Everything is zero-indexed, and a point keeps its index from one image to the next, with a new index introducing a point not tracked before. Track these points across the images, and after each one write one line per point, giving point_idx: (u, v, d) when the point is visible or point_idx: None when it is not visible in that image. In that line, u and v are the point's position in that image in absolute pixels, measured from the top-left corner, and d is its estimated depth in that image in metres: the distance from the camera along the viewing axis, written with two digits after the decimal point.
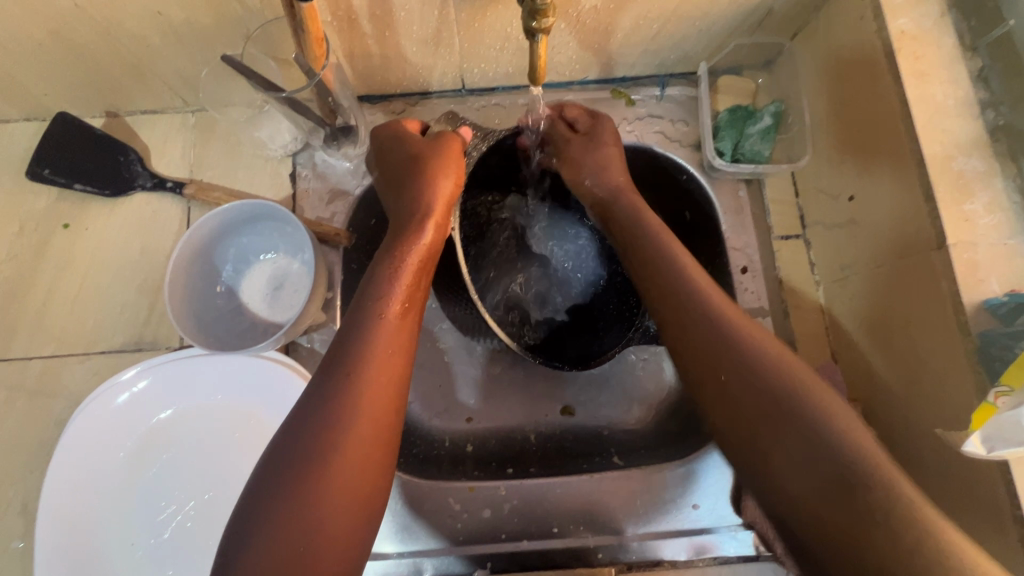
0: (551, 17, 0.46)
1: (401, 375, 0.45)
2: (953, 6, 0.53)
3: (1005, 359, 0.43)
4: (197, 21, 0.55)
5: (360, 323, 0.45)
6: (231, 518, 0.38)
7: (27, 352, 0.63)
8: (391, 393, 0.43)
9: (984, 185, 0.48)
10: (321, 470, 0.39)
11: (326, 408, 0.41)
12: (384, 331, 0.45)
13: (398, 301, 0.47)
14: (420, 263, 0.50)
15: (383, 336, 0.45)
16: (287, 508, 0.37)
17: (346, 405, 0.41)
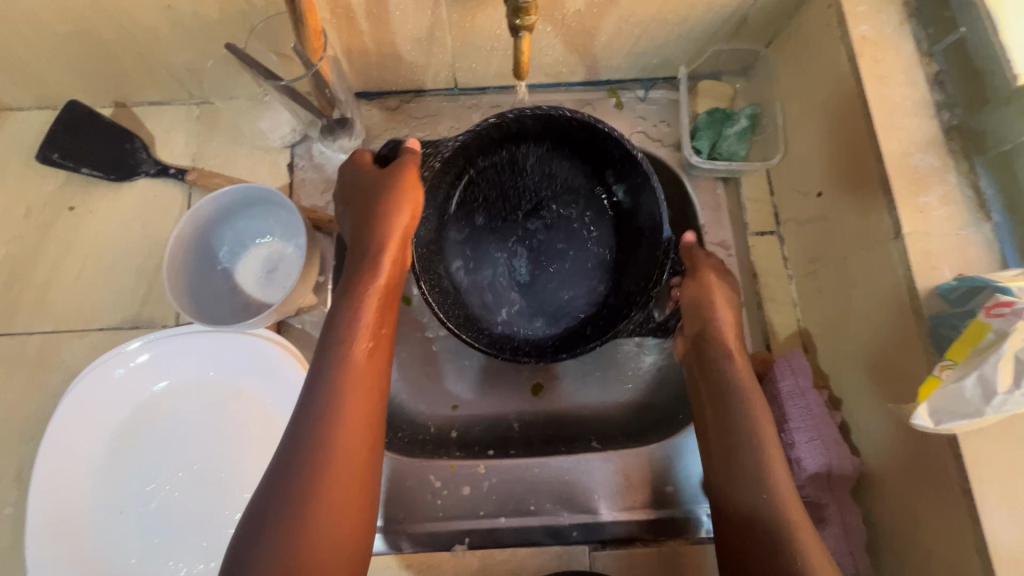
0: (533, 15, 0.49)
1: (371, 413, 0.48)
2: (912, 15, 0.57)
3: (952, 338, 0.45)
4: (205, 15, 0.58)
5: (327, 370, 0.48)
6: (229, 552, 0.43)
7: (28, 327, 0.66)
8: (365, 430, 0.47)
9: (938, 180, 0.51)
10: (309, 508, 0.43)
11: (304, 451, 0.45)
12: (352, 374, 0.48)
13: (364, 342, 0.50)
14: (382, 304, 0.52)
15: (353, 383, 0.48)
16: (281, 545, 0.42)
17: (322, 446, 0.45)
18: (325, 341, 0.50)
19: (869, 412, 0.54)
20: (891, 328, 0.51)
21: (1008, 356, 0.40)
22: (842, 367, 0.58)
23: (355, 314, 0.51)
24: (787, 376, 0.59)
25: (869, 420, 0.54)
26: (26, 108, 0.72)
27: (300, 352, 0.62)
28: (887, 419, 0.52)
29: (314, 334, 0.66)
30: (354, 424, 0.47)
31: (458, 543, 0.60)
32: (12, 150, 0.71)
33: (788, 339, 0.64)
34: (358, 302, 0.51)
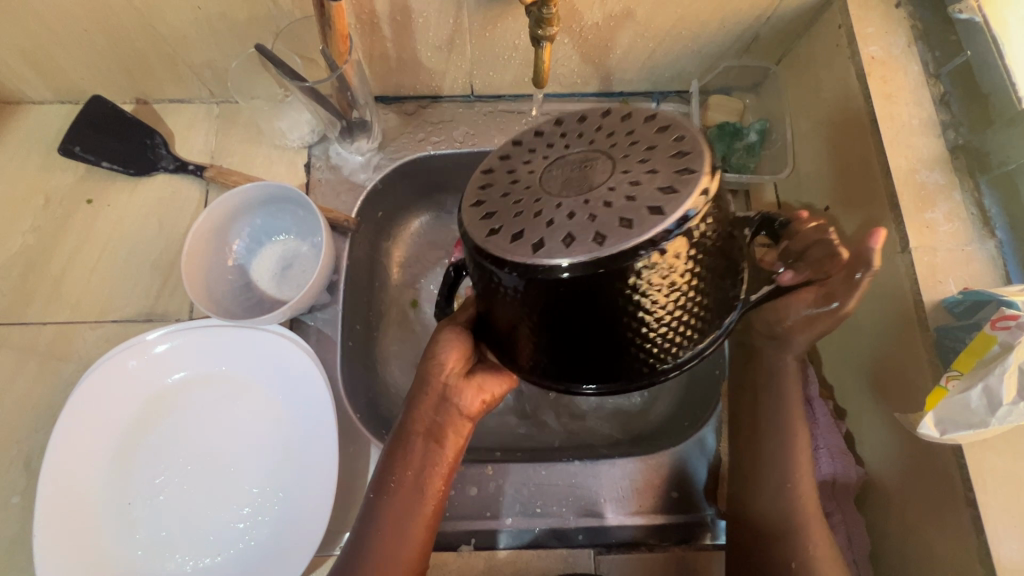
0: (555, 26, 0.51)
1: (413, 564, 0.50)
2: (920, 38, 0.59)
3: (956, 349, 0.47)
4: (233, 16, 0.60)
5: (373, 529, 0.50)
6: None
7: (41, 316, 0.66)
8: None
9: (944, 197, 0.53)
10: None
11: None
12: (391, 527, 0.50)
13: (411, 501, 0.50)
14: (428, 471, 0.51)
15: (398, 550, 0.50)
16: None
17: None
18: (373, 496, 0.51)
19: (874, 423, 0.55)
20: (893, 337, 0.53)
21: (1012, 368, 0.41)
22: (847, 376, 0.59)
23: (403, 480, 0.51)
24: None
25: (871, 429, 0.55)
26: (48, 102, 0.73)
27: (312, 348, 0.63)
28: (892, 430, 0.53)
29: (327, 331, 0.66)
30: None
31: (464, 544, 0.60)
32: (33, 142, 0.72)
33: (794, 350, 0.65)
34: (409, 472, 0.51)
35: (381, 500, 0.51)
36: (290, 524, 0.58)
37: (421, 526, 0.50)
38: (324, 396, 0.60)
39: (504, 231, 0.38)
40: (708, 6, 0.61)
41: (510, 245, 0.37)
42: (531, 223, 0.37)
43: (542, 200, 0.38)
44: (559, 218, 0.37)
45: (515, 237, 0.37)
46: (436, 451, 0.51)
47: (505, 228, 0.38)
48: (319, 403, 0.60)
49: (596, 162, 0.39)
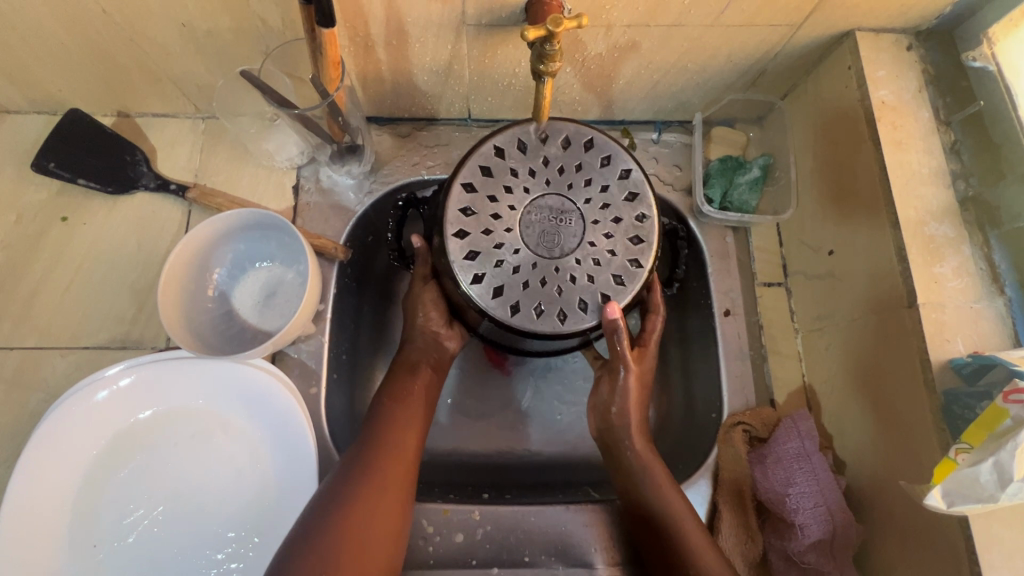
0: (558, 62, 0.48)
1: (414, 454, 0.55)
2: (931, 83, 0.57)
3: (967, 418, 0.46)
4: (219, 35, 0.57)
5: (380, 431, 0.54)
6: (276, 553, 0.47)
7: (9, 342, 0.63)
8: (407, 463, 0.54)
9: (953, 251, 0.51)
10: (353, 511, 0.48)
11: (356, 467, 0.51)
12: (399, 414, 0.56)
13: (413, 396, 0.57)
14: (426, 391, 0.59)
15: (404, 434, 0.55)
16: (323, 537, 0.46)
17: (370, 466, 0.52)
18: (377, 407, 0.56)
19: (875, 481, 0.53)
20: (896, 395, 0.52)
21: None
22: (847, 428, 0.57)
23: (407, 393, 0.57)
24: (793, 437, 0.58)
25: (871, 485, 0.54)
26: (23, 112, 0.69)
27: (293, 384, 0.60)
28: (893, 490, 0.51)
29: (311, 364, 0.64)
30: (392, 485, 0.52)
31: None
32: (6, 155, 0.69)
33: (792, 395, 0.63)
34: (411, 386, 0.58)
35: (388, 404, 0.56)
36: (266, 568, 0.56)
37: (416, 428, 0.56)
38: (305, 436, 0.57)
39: (487, 281, 0.51)
40: (716, 42, 0.59)
41: (491, 298, 0.51)
42: (510, 282, 0.51)
43: (508, 240, 0.52)
44: (524, 280, 0.51)
45: (496, 292, 0.51)
46: (429, 373, 0.60)
47: (489, 279, 0.51)
48: (300, 444, 0.58)
49: (568, 235, 0.52)
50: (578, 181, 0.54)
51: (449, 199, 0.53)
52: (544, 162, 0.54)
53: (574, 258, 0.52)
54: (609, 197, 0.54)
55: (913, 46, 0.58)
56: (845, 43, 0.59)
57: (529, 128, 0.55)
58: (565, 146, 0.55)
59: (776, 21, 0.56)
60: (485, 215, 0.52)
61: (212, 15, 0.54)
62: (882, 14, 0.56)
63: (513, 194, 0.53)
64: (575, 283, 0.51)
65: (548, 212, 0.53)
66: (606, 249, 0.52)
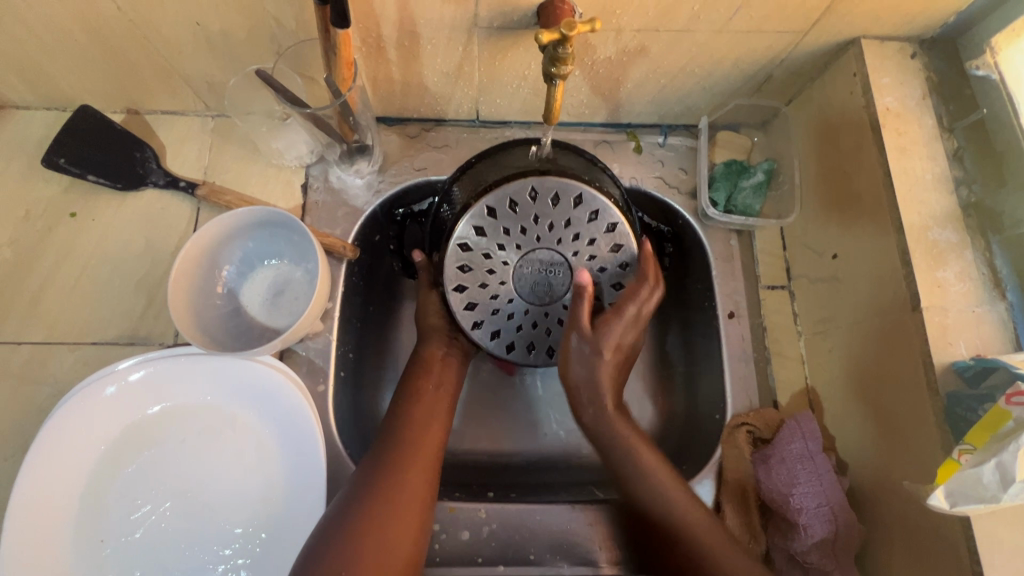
0: (570, 65, 0.49)
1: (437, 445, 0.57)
2: (934, 90, 0.58)
3: (970, 420, 0.46)
4: (233, 33, 0.57)
5: (399, 423, 0.57)
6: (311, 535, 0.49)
7: (16, 336, 0.63)
8: (431, 452, 0.56)
9: (956, 256, 0.52)
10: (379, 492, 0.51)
11: (381, 455, 0.54)
12: (422, 409, 0.59)
13: (432, 393, 0.60)
14: (441, 389, 0.61)
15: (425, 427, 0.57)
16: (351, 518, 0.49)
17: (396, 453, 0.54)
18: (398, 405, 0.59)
19: (878, 482, 0.54)
20: (899, 397, 0.52)
21: None
22: (850, 429, 0.58)
23: (423, 391, 0.60)
24: (796, 438, 0.59)
25: (874, 487, 0.55)
26: (33, 107, 0.69)
27: (301, 381, 0.60)
28: (895, 491, 0.52)
29: (318, 362, 0.64)
30: (417, 473, 0.53)
31: None
32: (14, 149, 0.69)
33: (795, 397, 0.64)
34: (427, 386, 0.61)
35: (407, 404, 0.59)
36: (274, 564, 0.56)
37: (439, 422, 0.59)
38: (312, 433, 0.58)
39: (485, 326, 0.59)
40: (724, 47, 0.60)
41: (489, 341, 0.60)
42: (505, 326, 0.59)
43: (503, 293, 0.58)
44: (519, 323, 0.59)
45: (494, 335, 0.59)
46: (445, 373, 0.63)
47: (486, 323, 0.59)
48: (308, 441, 0.58)
49: (557, 286, 0.58)
50: (567, 237, 0.57)
51: (446, 256, 0.58)
52: (533, 218, 0.57)
53: (562, 305, 0.59)
54: (596, 249, 0.58)
55: (917, 54, 0.59)
56: (850, 50, 0.60)
57: (522, 183, 0.56)
58: (555, 201, 0.57)
59: (783, 28, 0.57)
60: (481, 271, 0.58)
61: (226, 15, 0.54)
62: (887, 22, 0.57)
63: (505, 251, 0.57)
64: (562, 325, 0.60)
65: (538, 266, 0.58)
66: (590, 295, 0.59)
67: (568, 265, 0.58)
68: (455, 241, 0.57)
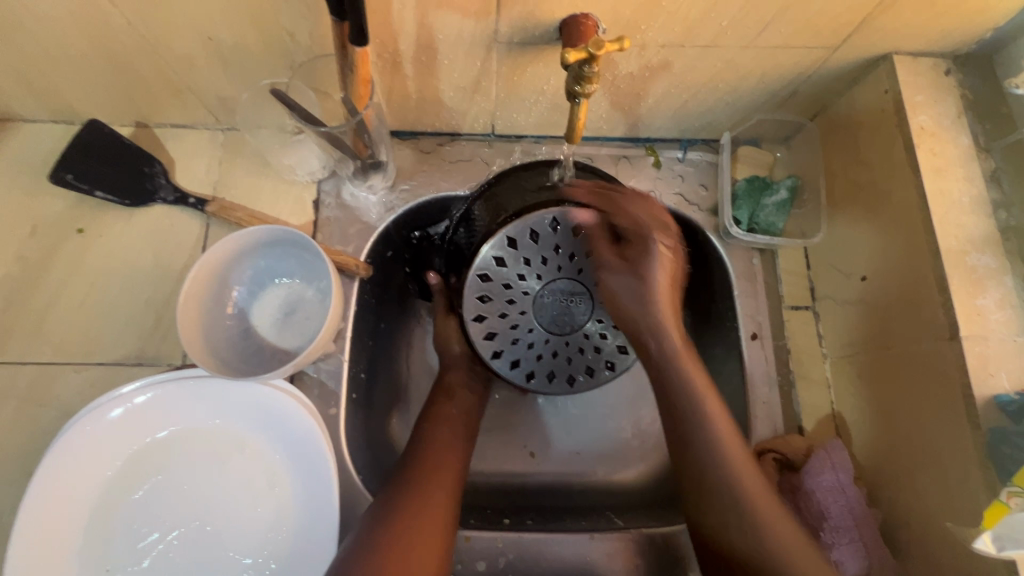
0: (595, 84, 0.47)
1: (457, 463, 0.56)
2: (969, 108, 0.56)
3: (1015, 458, 0.44)
4: (246, 48, 0.56)
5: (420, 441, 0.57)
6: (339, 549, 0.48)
7: (22, 356, 0.62)
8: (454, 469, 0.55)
9: (995, 282, 0.50)
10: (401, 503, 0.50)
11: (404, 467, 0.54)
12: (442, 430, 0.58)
13: (455, 415, 0.60)
14: (463, 414, 0.61)
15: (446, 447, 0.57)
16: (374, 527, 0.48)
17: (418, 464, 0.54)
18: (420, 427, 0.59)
19: (912, 516, 0.52)
20: (936, 428, 0.50)
21: None
22: (883, 461, 0.56)
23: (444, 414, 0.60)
24: (826, 468, 0.56)
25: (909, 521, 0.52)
26: (40, 121, 0.68)
27: (313, 405, 0.58)
28: (931, 528, 0.50)
29: (330, 384, 0.63)
30: (439, 495, 0.52)
31: None
32: (21, 164, 0.67)
33: (821, 423, 0.62)
34: (449, 410, 0.60)
35: (429, 426, 0.58)
36: None
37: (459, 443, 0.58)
38: (324, 459, 0.56)
39: (505, 355, 0.59)
40: (750, 63, 0.58)
41: (509, 369, 0.60)
42: (525, 355, 0.59)
43: (524, 324, 0.58)
44: (539, 352, 0.59)
45: (514, 364, 0.60)
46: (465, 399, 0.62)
47: (506, 352, 0.59)
48: (320, 469, 0.56)
49: (579, 316, 0.58)
50: (590, 266, 0.56)
51: (465, 288, 0.56)
52: (556, 248, 0.55)
53: (584, 335, 0.59)
54: None
55: (951, 70, 0.57)
56: (881, 65, 0.58)
57: (545, 213, 0.53)
58: (580, 232, 0.54)
59: (813, 43, 0.55)
60: (500, 302, 0.57)
61: (239, 29, 0.53)
62: (921, 38, 0.55)
63: (526, 280, 0.56)
64: (583, 354, 0.60)
65: (560, 297, 0.57)
66: (612, 326, 0.59)
67: (591, 298, 0.57)
68: (476, 272, 0.55)
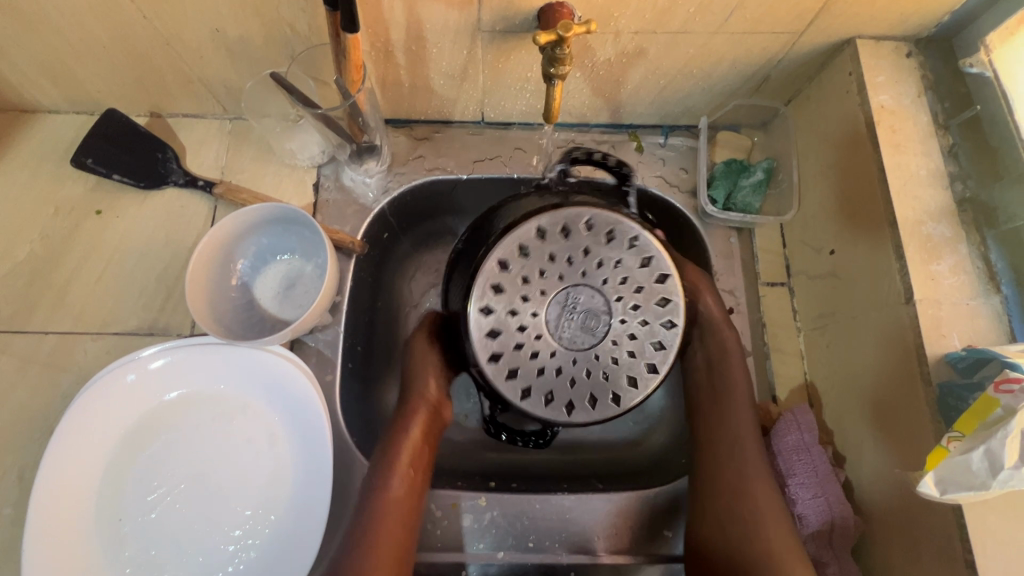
0: (568, 65, 0.51)
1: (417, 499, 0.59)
2: (929, 88, 0.59)
3: (960, 408, 0.47)
4: (249, 39, 0.60)
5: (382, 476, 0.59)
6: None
7: (44, 326, 0.67)
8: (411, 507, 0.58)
9: (950, 250, 0.53)
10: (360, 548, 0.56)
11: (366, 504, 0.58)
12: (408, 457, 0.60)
13: (417, 438, 0.61)
14: (425, 436, 0.62)
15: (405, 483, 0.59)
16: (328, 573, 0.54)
17: (377, 505, 0.57)
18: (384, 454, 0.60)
19: (873, 474, 0.55)
20: (893, 387, 0.53)
21: (1014, 433, 0.41)
22: (848, 423, 0.58)
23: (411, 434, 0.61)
24: (793, 430, 0.60)
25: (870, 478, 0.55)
26: (63, 111, 0.73)
27: (310, 369, 0.63)
28: (890, 483, 0.53)
29: (326, 352, 0.66)
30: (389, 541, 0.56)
31: None
32: (45, 150, 0.73)
33: (793, 392, 0.65)
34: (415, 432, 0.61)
35: (394, 453, 0.60)
36: (284, 545, 0.58)
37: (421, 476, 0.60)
38: (319, 420, 0.60)
39: (579, 403, 0.54)
40: (720, 49, 0.61)
41: (544, 407, 0.54)
42: (558, 388, 0.54)
43: (564, 356, 0.54)
44: (604, 374, 0.54)
45: (594, 404, 0.54)
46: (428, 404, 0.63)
47: (536, 391, 0.54)
48: (315, 429, 0.60)
49: (597, 311, 0.54)
50: (563, 269, 0.55)
51: (491, 378, 0.54)
52: (523, 282, 0.54)
53: (610, 339, 0.54)
54: (593, 252, 0.55)
55: (913, 53, 0.60)
56: (846, 50, 0.61)
57: (528, 225, 0.54)
58: (525, 253, 0.54)
59: (779, 28, 0.58)
60: (527, 361, 0.54)
61: (244, 21, 0.57)
62: (881, 22, 0.58)
63: (530, 304, 0.54)
64: (636, 338, 0.54)
65: (572, 305, 0.54)
66: (635, 321, 0.55)
67: (605, 296, 0.54)
68: (477, 307, 0.54)
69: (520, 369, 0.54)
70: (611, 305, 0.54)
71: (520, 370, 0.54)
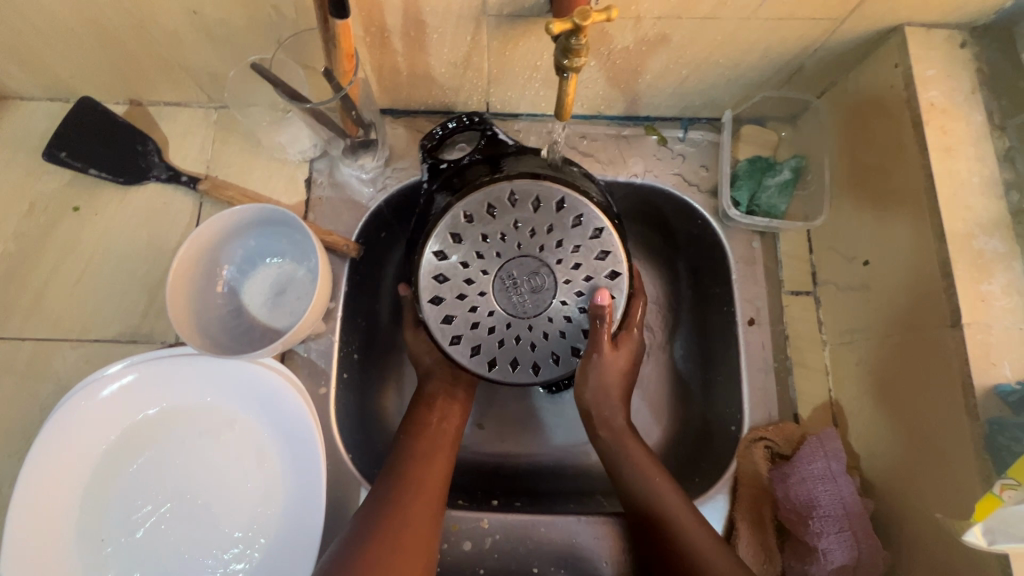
0: (584, 58, 0.45)
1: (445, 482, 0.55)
2: (985, 83, 0.54)
3: (1013, 449, 0.43)
4: (231, 22, 0.54)
5: (401, 459, 0.55)
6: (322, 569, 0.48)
7: (21, 333, 0.63)
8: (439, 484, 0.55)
9: (1003, 267, 0.48)
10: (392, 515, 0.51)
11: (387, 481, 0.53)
12: (429, 439, 0.57)
13: (439, 421, 0.59)
14: (445, 422, 0.59)
15: (431, 464, 0.56)
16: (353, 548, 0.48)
17: (402, 479, 0.53)
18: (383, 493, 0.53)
19: (908, 507, 0.51)
20: (934, 417, 0.49)
21: None
22: (880, 454, 0.55)
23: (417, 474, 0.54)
24: (819, 457, 0.56)
25: (904, 511, 0.52)
26: (36, 98, 0.68)
27: (303, 384, 0.59)
28: (926, 520, 0.50)
29: (320, 363, 0.63)
30: (420, 508, 0.52)
31: None
32: (18, 141, 0.68)
33: (818, 411, 0.61)
34: (420, 453, 0.56)
35: (410, 441, 0.57)
36: (275, 568, 0.55)
37: (442, 461, 0.56)
38: (312, 439, 0.56)
39: (577, 341, 0.57)
40: (751, 36, 0.55)
41: (559, 366, 0.57)
42: (557, 346, 0.57)
43: (541, 313, 0.57)
44: (583, 313, 0.57)
45: (592, 335, 0.57)
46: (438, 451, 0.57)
47: (542, 360, 0.57)
48: (308, 449, 0.56)
49: (534, 265, 0.56)
50: (485, 266, 0.56)
51: (500, 375, 0.57)
52: (463, 300, 0.56)
53: (563, 282, 0.56)
54: (487, 234, 0.56)
55: (967, 43, 0.54)
56: (892, 38, 0.55)
57: (425, 257, 0.56)
58: (449, 278, 0.56)
59: (819, 14, 0.52)
60: (517, 337, 0.57)
61: (222, 3, 0.52)
62: (936, 8, 0.52)
63: (483, 306, 0.56)
64: (579, 266, 0.57)
65: (514, 280, 0.56)
66: (570, 255, 0.56)
67: (532, 253, 0.56)
68: (447, 342, 0.56)
69: (508, 350, 0.57)
70: (543, 256, 0.56)
71: (512, 348, 0.57)
